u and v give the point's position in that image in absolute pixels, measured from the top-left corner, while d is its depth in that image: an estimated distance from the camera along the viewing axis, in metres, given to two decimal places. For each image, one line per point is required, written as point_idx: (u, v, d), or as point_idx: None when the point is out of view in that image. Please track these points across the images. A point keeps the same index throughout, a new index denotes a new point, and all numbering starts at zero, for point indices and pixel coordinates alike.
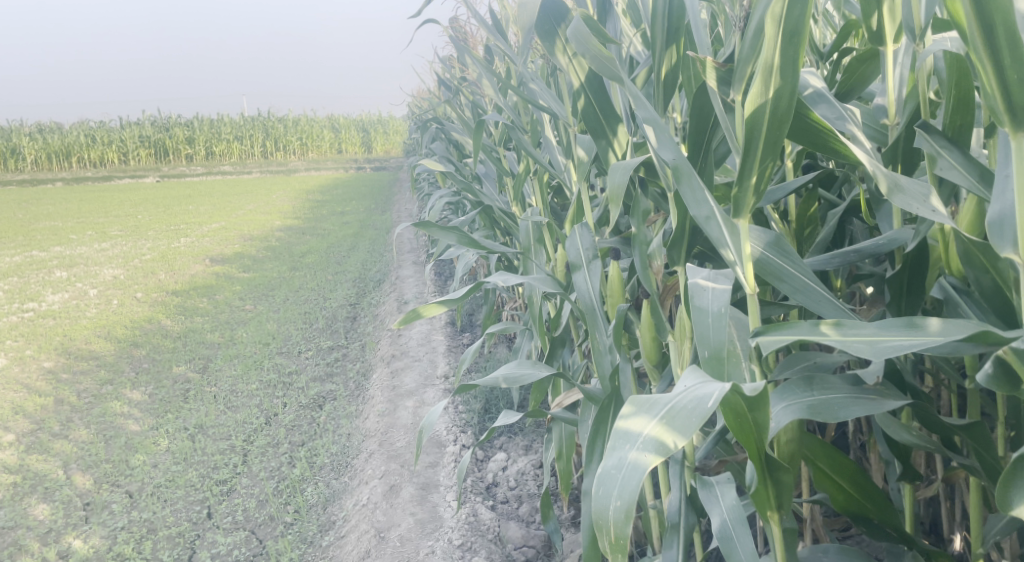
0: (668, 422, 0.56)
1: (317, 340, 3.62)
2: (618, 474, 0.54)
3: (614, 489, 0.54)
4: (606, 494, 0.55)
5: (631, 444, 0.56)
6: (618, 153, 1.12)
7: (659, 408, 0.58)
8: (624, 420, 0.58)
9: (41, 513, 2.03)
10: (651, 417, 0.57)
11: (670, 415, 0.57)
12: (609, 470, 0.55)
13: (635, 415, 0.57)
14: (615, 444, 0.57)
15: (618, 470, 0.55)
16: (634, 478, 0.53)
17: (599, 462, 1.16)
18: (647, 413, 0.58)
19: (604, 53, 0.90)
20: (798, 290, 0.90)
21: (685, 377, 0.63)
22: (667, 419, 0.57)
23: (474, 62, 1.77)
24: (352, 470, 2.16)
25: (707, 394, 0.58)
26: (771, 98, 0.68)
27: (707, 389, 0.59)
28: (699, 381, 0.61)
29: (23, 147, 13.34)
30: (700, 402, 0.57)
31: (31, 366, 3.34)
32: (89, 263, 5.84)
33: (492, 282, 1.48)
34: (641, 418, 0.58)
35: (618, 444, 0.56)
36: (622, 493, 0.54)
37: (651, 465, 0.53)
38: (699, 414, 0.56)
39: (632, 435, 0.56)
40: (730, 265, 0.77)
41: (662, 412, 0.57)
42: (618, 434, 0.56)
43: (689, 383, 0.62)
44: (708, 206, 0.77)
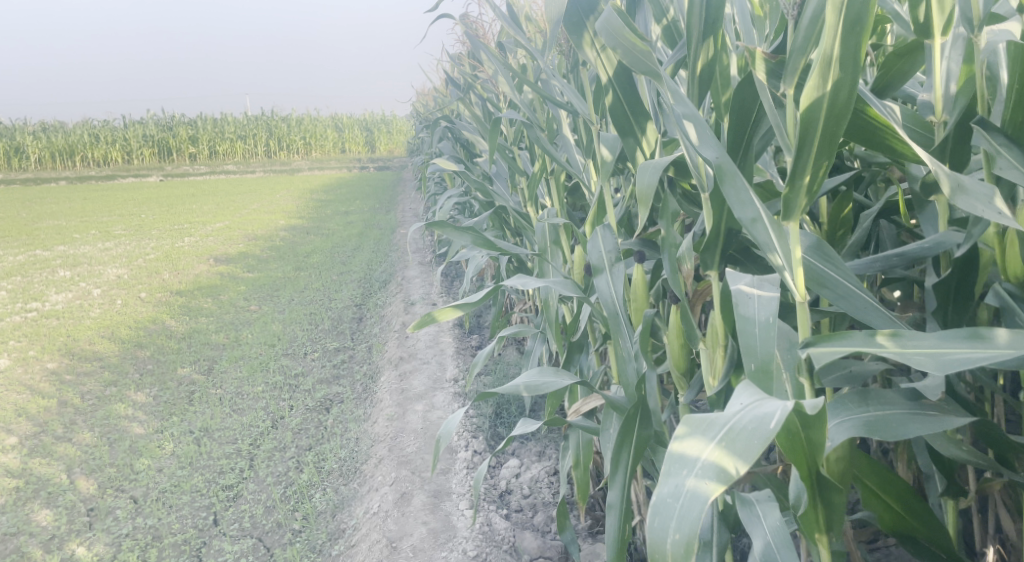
0: (728, 446, 0.52)
1: (323, 341, 3.58)
2: (676, 504, 0.50)
3: (671, 520, 0.51)
4: (663, 525, 0.51)
5: (688, 470, 0.51)
6: (646, 152, 1.06)
7: (717, 428, 0.53)
8: (678, 442, 0.54)
9: (44, 519, 1.99)
10: (710, 439, 0.52)
11: (730, 437, 0.52)
12: (665, 499, 0.51)
13: (691, 437, 0.53)
14: (670, 469, 0.53)
15: (675, 500, 0.51)
16: (694, 511, 0.49)
17: (624, 474, 1.12)
18: (703, 435, 0.53)
19: (638, 44, 0.85)
20: (842, 296, 0.86)
21: (740, 393, 0.58)
22: (727, 442, 0.52)
23: (490, 57, 1.72)
24: (361, 475, 2.12)
25: (769, 414, 0.53)
26: (829, 91, 0.63)
27: (768, 407, 0.54)
28: (757, 398, 0.57)
29: (27, 147, 13.33)
30: (762, 423, 0.52)
31: (34, 367, 3.30)
32: (92, 262, 5.80)
33: (510, 286, 1.42)
34: (697, 440, 0.53)
35: (674, 469, 0.52)
36: (681, 525, 0.50)
37: (714, 494, 0.49)
38: (762, 437, 0.51)
39: (690, 460, 0.52)
40: (779, 271, 0.72)
41: (721, 434, 0.52)
42: (675, 459, 0.52)
43: (746, 399, 0.57)
44: (754, 207, 0.73)
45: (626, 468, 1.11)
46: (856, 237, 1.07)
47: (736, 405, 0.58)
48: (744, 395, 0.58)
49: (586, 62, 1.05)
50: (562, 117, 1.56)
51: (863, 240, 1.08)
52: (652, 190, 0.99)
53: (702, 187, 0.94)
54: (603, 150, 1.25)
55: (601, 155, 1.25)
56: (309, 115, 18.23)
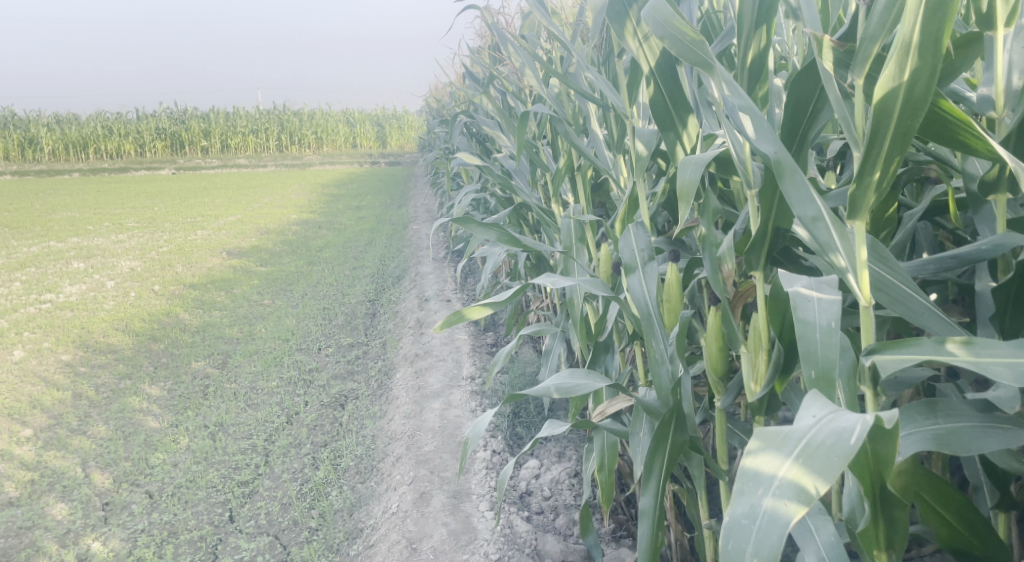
0: (807, 462, 0.52)
1: (337, 337, 3.55)
2: (753, 526, 0.51)
3: (748, 542, 0.52)
4: (740, 546, 0.52)
5: (765, 490, 0.52)
6: (687, 148, 1.04)
7: (792, 443, 0.53)
8: (752, 457, 0.54)
9: (59, 513, 1.97)
10: (786, 456, 0.52)
11: (807, 454, 0.52)
12: (741, 521, 0.52)
13: (766, 454, 0.53)
14: (744, 486, 0.53)
15: (751, 521, 0.52)
16: (773, 537, 0.50)
17: (658, 479, 1.09)
18: (778, 450, 0.53)
19: (689, 33, 0.81)
20: (898, 300, 0.82)
21: (811, 400, 0.58)
22: (805, 458, 0.52)
23: (517, 49, 1.69)
24: (378, 474, 2.09)
25: (848, 428, 0.53)
26: (906, 82, 0.60)
27: (845, 419, 0.54)
28: (831, 407, 0.56)
29: (41, 138, 13.38)
30: (840, 439, 0.52)
31: (49, 359, 3.30)
32: (105, 254, 5.81)
33: (539, 284, 1.38)
34: (772, 456, 0.53)
35: (749, 487, 0.53)
36: (759, 549, 0.51)
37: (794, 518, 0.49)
38: (840, 454, 0.51)
39: (766, 479, 0.52)
40: (842, 273, 0.69)
41: (798, 451, 0.52)
42: (751, 480, 0.52)
43: (819, 409, 0.57)
44: (815, 205, 0.70)
45: (660, 472, 1.08)
46: (899, 240, 1.04)
47: (807, 413, 0.57)
48: (815, 402, 0.58)
49: (627, 52, 1.02)
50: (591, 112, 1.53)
51: (904, 242, 1.05)
52: (695, 186, 0.96)
53: (749, 185, 0.91)
54: (639, 146, 1.21)
55: (636, 150, 1.21)
56: (320, 109, 18.23)
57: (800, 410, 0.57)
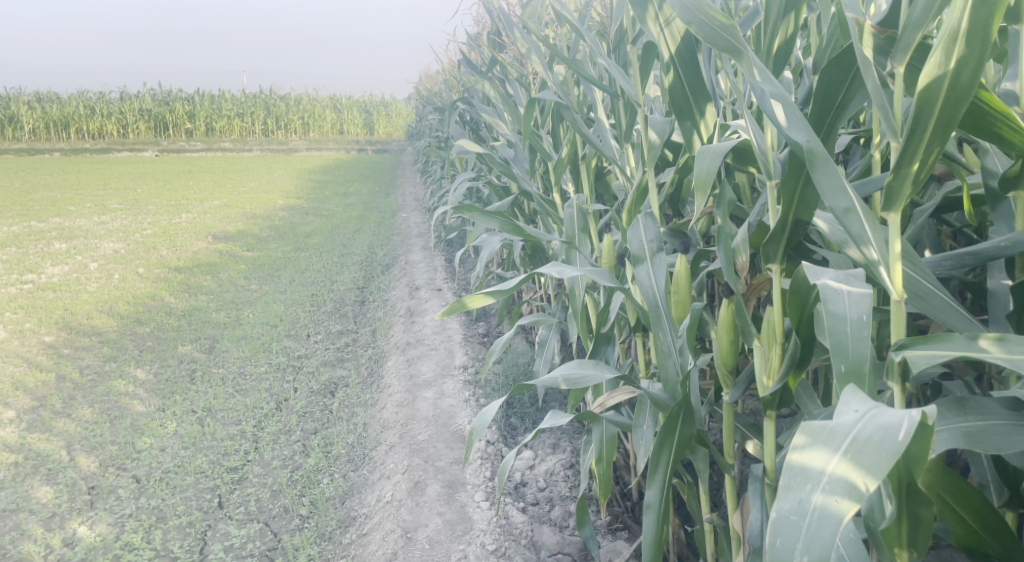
0: (855, 458, 0.52)
1: (326, 324, 3.51)
2: (805, 522, 0.51)
3: (797, 540, 0.51)
4: (789, 543, 0.51)
5: (814, 486, 0.52)
6: (703, 137, 1.03)
7: (839, 439, 0.53)
8: (798, 453, 0.54)
9: (44, 496, 1.93)
10: (835, 451, 0.52)
11: (856, 450, 0.52)
12: (789, 517, 0.51)
13: (814, 449, 0.53)
14: (791, 482, 0.53)
15: (800, 518, 0.51)
16: (827, 533, 0.49)
17: (664, 472, 1.09)
18: (825, 445, 0.53)
19: (720, 17, 0.79)
20: (918, 296, 0.81)
21: (849, 396, 0.58)
22: (853, 454, 0.52)
23: (524, 34, 1.67)
24: (371, 462, 2.07)
25: (895, 424, 0.53)
26: (951, 70, 0.62)
27: (889, 414, 0.54)
28: (871, 402, 0.56)
29: (22, 116, 13.13)
30: (889, 434, 0.52)
31: (31, 340, 3.23)
32: (89, 236, 5.71)
33: (544, 273, 1.36)
34: (820, 451, 0.53)
35: (796, 482, 0.53)
36: (808, 546, 0.51)
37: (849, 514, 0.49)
38: (888, 450, 0.51)
39: (815, 476, 0.52)
40: (873, 266, 0.69)
41: (847, 447, 0.52)
42: (800, 476, 0.52)
43: (858, 403, 0.57)
44: (847, 196, 0.70)
45: (667, 465, 1.08)
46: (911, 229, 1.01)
47: (847, 408, 0.57)
48: (853, 398, 0.58)
49: (648, 36, 1.00)
50: (598, 100, 1.51)
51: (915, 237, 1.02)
52: (713, 176, 0.94)
53: (769, 176, 0.89)
54: (651, 135, 1.19)
55: (648, 138, 1.19)
56: (308, 94, 18.04)
57: (840, 405, 0.58)
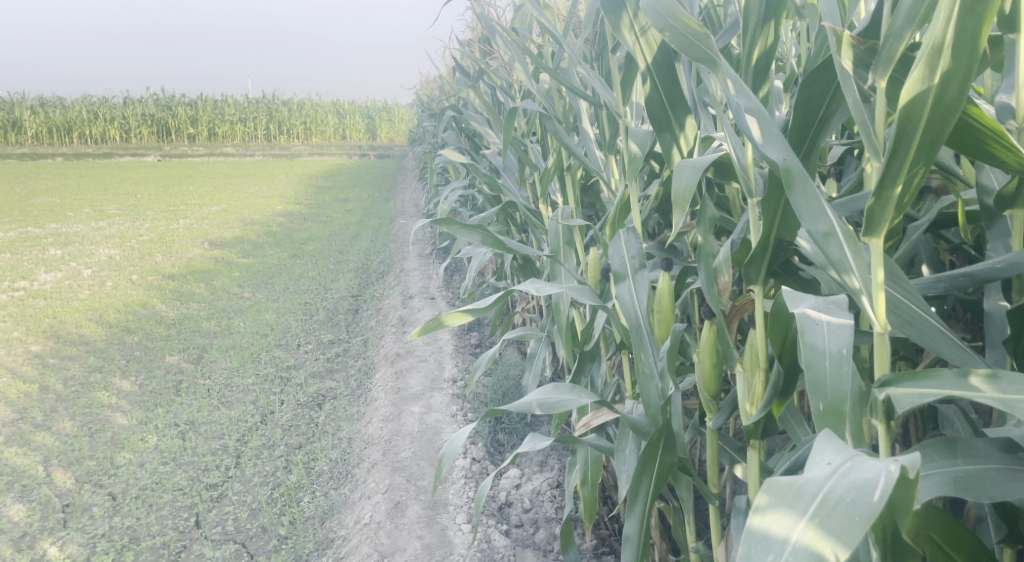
0: (823, 524, 0.47)
1: (317, 333, 3.46)
2: None
3: None
4: None
5: (776, 557, 0.47)
6: (684, 150, 0.98)
7: (807, 500, 0.49)
8: (761, 516, 0.49)
9: (16, 514, 1.88)
10: (800, 516, 0.48)
11: (824, 514, 0.48)
12: None
13: (778, 513, 0.48)
14: (751, 550, 0.48)
15: None
16: None
17: (644, 504, 1.03)
18: (791, 508, 0.49)
19: (693, 25, 0.74)
20: (907, 322, 0.76)
21: (820, 450, 0.53)
22: (821, 518, 0.48)
23: (507, 42, 1.62)
24: (353, 480, 2.01)
25: (868, 485, 0.48)
26: (936, 84, 0.57)
27: (863, 471, 0.49)
28: (844, 454, 0.52)
29: (25, 121, 13.13)
30: (861, 496, 0.48)
31: (17, 350, 3.18)
32: (84, 242, 5.67)
33: (523, 290, 1.31)
34: (784, 515, 0.48)
35: (757, 550, 0.48)
36: None
37: None
38: (861, 514, 0.47)
39: (778, 544, 0.47)
40: (854, 295, 0.64)
41: (814, 511, 0.48)
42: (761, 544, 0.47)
43: (831, 456, 0.52)
44: (827, 220, 0.64)
45: (646, 495, 1.02)
46: (902, 249, 0.96)
47: (818, 462, 0.53)
48: (825, 450, 0.54)
49: (623, 47, 0.96)
50: (582, 110, 1.46)
51: (908, 256, 0.97)
52: (692, 192, 0.89)
53: (750, 193, 0.84)
54: (632, 147, 1.14)
55: (629, 151, 1.14)
56: (310, 99, 18.03)
57: (810, 458, 0.53)
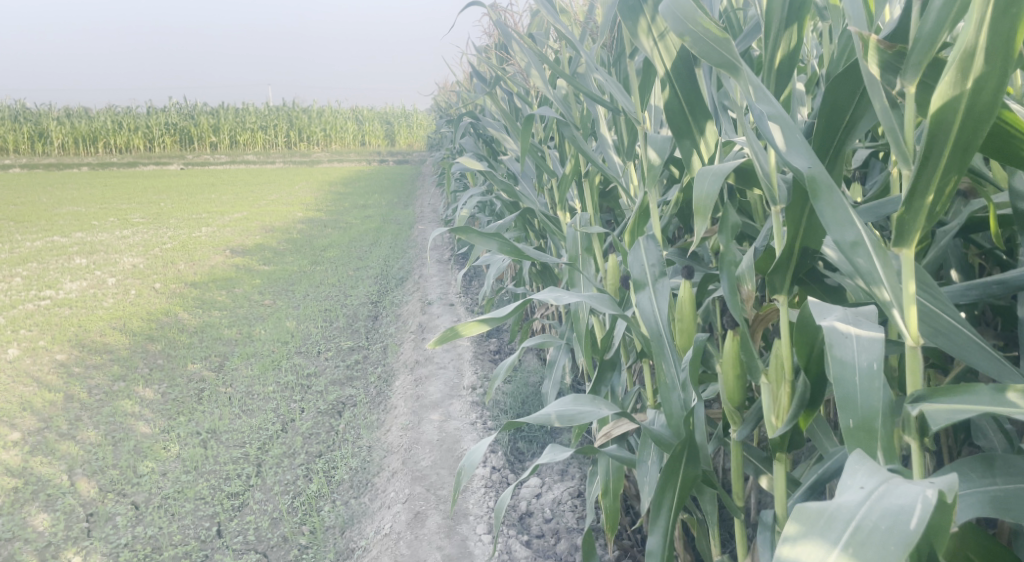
0: (858, 553, 0.46)
1: (337, 340, 3.47)
2: None
3: None
4: None
5: None
6: (705, 157, 0.96)
7: (840, 528, 0.47)
8: (791, 545, 0.47)
9: (40, 524, 1.90)
10: (833, 545, 0.46)
11: (858, 542, 0.46)
12: None
13: (809, 543, 0.47)
14: None
15: None
16: None
17: (667, 518, 1.00)
18: (822, 536, 0.47)
19: (715, 30, 0.72)
20: (939, 332, 0.73)
21: (852, 472, 0.52)
22: (856, 546, 0.46)
23: (524, 48, 1.61)
24: (373, 490, 2.01)
25: (905, 511, 0.47)
26: (969, 89, 0.55)
27: (899, 496, 0.48)
28: (878, 477, 0.50)
29: (51, 132, 13.37)
30: (897, 523, 0.46)
31: (43, 359, 3.22)
32: (109, 250, 5.75)
33: (541, 299, 1.30)
34: (816, 545, 0.47)
35: None
36: None
37: None
38: (898, 542, 0.46)
39: None
40: (884, 307, 0.61)
41: (847, 539, 0.46)
42: None
43: (864, 479, 0.51)
44: (855, 229, 0.62)
45: (670, 509, 0.99)
46: (930, 255, 0.93)
47: (851, 485, 0.51)
48: (857, 471, 0.52)
49: (641, 52, 0.95)
50: (600, 115, 1.45)
51: (938, 261, 0.94)
52: (714, 199, 0.87)
53: (773, 200, 0.82)
54: (651, 154, 1.11)
55: (648, 157, 1.12)
56: (331, 105, 18.17)
57: (841, 480, 0.51)
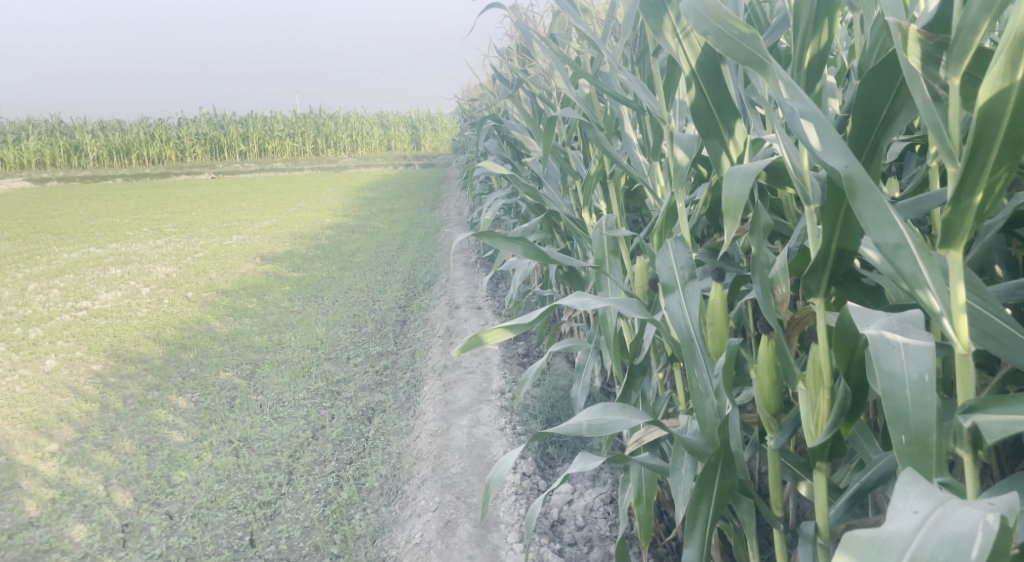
0: None
1: (366, 346, 3.48)
2: None
3: None
4: None
5: None
6: (734, 157, 0.93)
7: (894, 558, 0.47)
8: None
9: (77, 535, 1.93)
10: None
11: None
12: None
13: None
14: None
15: None
16: None
17: (705, 528, 0.97)
18: None
19: (739, 26, 0.69)
20: (989, 335, 0.69)
21: (906, 493, 0.51)
22: None
23: (544, 49, 1.60)
24: (403, 497, 2.00)
25: (965, 538, 0.46)
26: (1018, 82, 0.53)
27: (956, 521, 0.47)
28: (933, 499, 0.50)
29: (86, 145, 13.67)
30: (955, 552, 0.46)
31: (80, 369, 3.28)
32: (143, 260, 5.84)
33: (567, 305, 1.27)
34: None
35: None
36: None
37: None
38: None
39: None
40: (934, 314, 0.57)
41: None
42: None
43: (918, 501, 0.50)
44: (898, 231, 0.59)
45: (706, 519, 0.96)
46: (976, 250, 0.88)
47: (905, 506, 0.50)
48: (910, 489, 0.51)
49: (666, 50, 0.93)
50: (623, 115, 1.42)
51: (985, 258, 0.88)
52: (743, 201, 0.84)
53: (807, 200, 0.78)
54: (678, 154, 1.09)
55: (675, 158, 1.09)
56: (356, 110, 18.30)
57: (894, 502, 0.51)
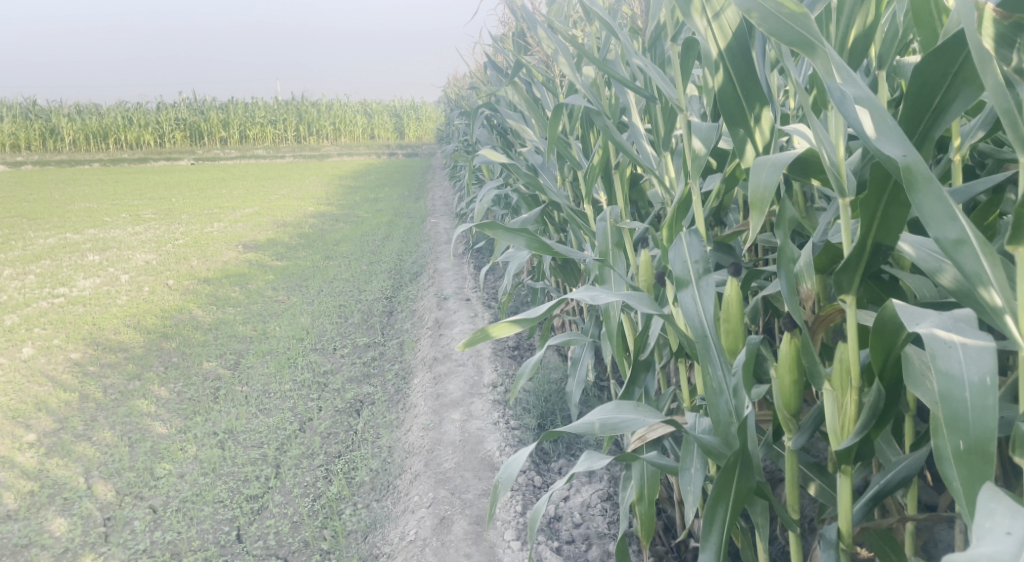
0: None
1: (353, 337, 3.42)
2: None
3: None
4: None
5: None
6: (760, 146, 0.89)
7: None
8: None
9: (57, 529, 1.87)
10: None
11: None
12: None
13: None
14: None
15: None
16: None
17: (721, 531, 0.95)
18: None
19: (789, 6, 0.68)
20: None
21: (999, 513, 0.50)
22: None
23: (549, 33, 1.55)
24: (395, 492, 1.96)
25: None
26: None
27: None
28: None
29: (62, 128, 13.38)
30: None
31: (58, 358, 3.19)
32: (122, 247, 5.72)
33: (577, 299, 1.22)
34: None
35: None
36: None
37: None
38: None
39: None
40: (1000, 314, 0.59)
41: None
42: None
43: (1008, 521, 0.49)
44: (959, 226, 0.59)
45: (723, 523, 0.94)
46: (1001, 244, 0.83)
47: (993, 524, 0.50)
48: (998, 508, 0.51)
49: (693, 33, 0.89)
50: (631, 103, 1.39)
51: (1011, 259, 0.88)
52: (772, 192, 0.81)
53: (841, 191, 0.75)
54: (695, 143, 1.06)
55: (692, 148, 1.06)
56: (340, 98, 18.09)
57: (984, 522, 0.50)
